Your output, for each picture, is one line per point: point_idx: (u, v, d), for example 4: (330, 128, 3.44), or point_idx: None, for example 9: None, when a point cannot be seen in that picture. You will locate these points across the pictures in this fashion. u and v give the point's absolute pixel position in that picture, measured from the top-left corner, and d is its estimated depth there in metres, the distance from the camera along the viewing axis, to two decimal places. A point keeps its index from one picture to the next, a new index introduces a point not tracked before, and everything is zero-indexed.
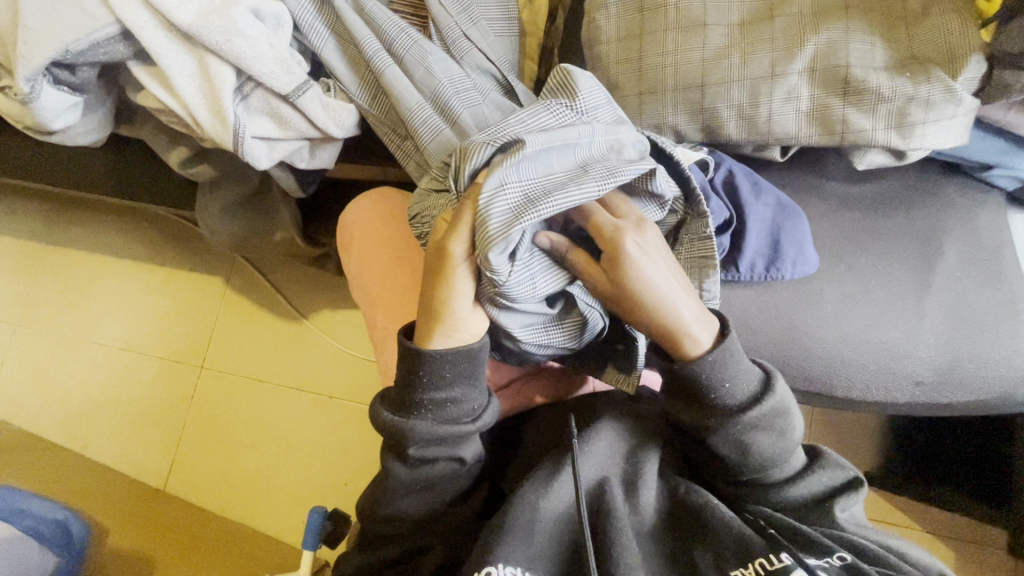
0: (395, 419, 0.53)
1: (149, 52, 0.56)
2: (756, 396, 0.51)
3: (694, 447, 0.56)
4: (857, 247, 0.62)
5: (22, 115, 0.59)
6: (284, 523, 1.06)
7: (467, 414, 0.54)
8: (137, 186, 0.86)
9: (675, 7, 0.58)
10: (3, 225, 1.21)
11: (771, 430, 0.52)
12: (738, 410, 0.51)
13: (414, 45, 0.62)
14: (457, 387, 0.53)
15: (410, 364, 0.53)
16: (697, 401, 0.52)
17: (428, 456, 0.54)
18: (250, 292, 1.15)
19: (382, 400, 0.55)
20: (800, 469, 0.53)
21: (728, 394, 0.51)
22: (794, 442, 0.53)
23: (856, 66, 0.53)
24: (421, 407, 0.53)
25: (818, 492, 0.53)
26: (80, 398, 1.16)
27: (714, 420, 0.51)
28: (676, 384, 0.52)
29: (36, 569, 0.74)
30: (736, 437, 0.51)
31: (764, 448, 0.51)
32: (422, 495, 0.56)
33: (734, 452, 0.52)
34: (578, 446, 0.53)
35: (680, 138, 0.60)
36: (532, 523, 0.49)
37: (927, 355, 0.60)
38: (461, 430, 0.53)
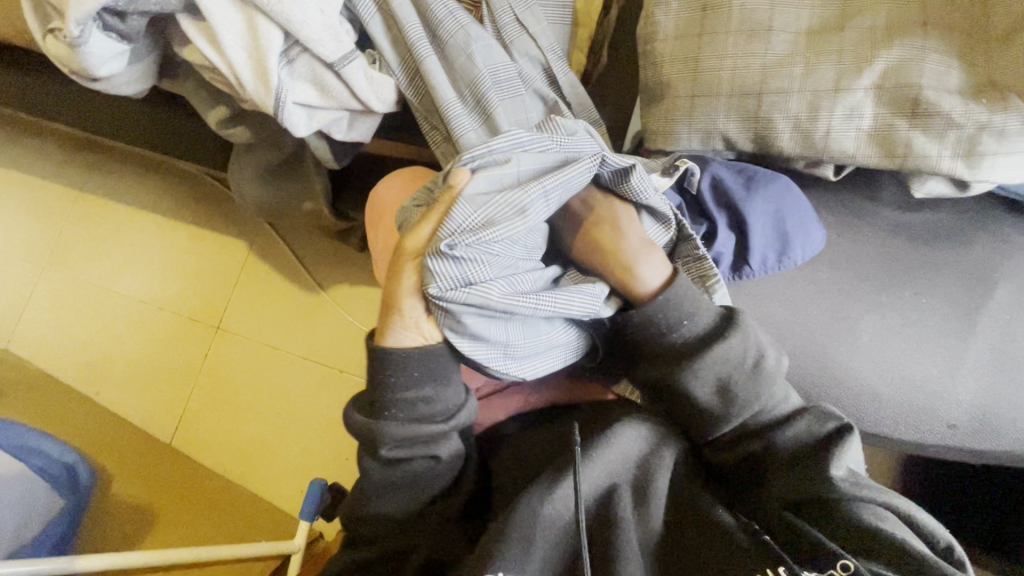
0: (369, 422, 0.54)
1: (200, 7, 0.56)
2: (718, 329, 0.51)
3: (677, 415, 0.55)
4: (903, 278, 0.59)
5: (69, 59, 0.59)
6: (284, 491, 1.07)
7: (441, 413, 0.54)
8: (174, 141, 0.86)
9: (739, 9, 0.56)
10: (38, 167, 1.23)
11: (742, 363, 0.51)
12: (699, 349, 0.51)
13: (461, 29, 0.61)
14: (428, 387, 0.53)
15: (377, 367, 0.53)
16: (651, 351, 0.53)
17: (404, 454, 0.54)
18: (271, 259, 1.15)
19: (355, 403, 0.55)
20: (784, 416, 0.52)
21: (689, 332, 0.51)
22: (770, 376, 0.51)
23: (929, 87, 0.50)
24: (391, 408, 0.53)
25: (804, 441, 0.51)
26: (97, 344, 1.18)
27: (681, 366, 0.51)
28: (631, 338, 0.53)
29: (43, 508, 0.75)
30: (710, 380, 0.51)
31: (743, 386, 0.51)
32: (403, 492, 0.55)
33: (712, 396, 0.52)
34: (585, 452, 0.51)
35: (729, 145, 0.57)
36: (532, 527, 0.47)
37: (964, 397, 0.57)
38: (433, 426, 0.53)
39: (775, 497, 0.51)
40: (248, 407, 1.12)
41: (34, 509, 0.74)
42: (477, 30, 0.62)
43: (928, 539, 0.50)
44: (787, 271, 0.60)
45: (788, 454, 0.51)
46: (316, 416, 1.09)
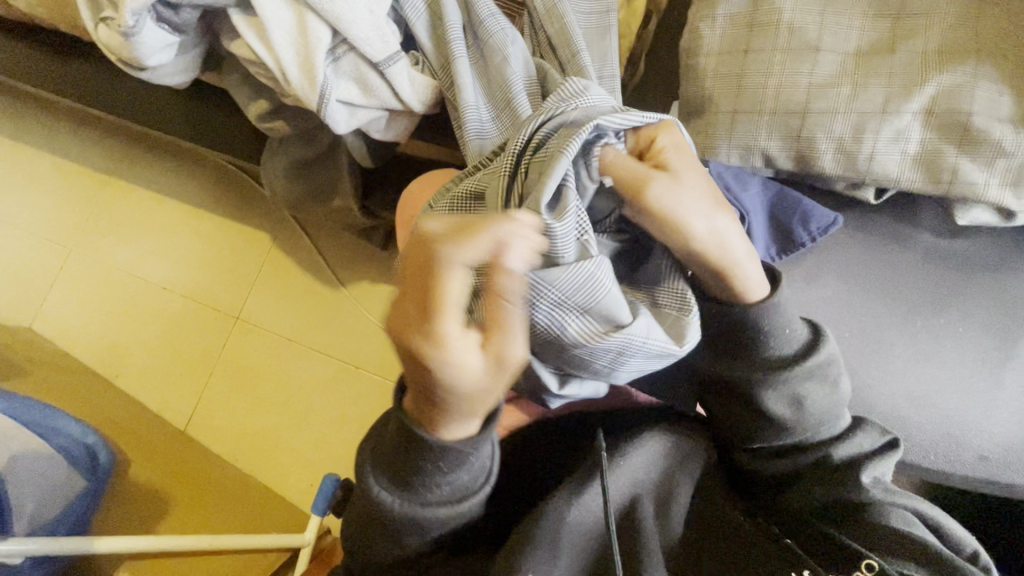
0: (402, 501, 0.45)
1: (253, 2, 0.57)
2: (811, 345, 0.50)
3: (727, 417, 0.53)
4: (939, 305, 0.58)
5: (120, 47, 0.60)
6: (296, 483, 1.08)
7: (478, 483, 0.46)
8: (209, 132, 0.87)
9: (787, 26, 0.55)
10: (69, 149, 1.25)
11: (824, 381, 0.50)
12: (793, 360, 0.49)
13: (500, 32, 0.61)
14: (466, 462, 0.44)
15: (420, 451, 0.43)
16: (739, 349, 0.50)
17: (443, 531, 0.47)
18: (293, 252, 1.16)
19: (377, 479, 0.45)
20: (842, 430, 0.52)
21: (786, 343, 0.49)
22: (842, 398, 0.51)
23: (979, 115, 0.50)
24: (423, 484, 0.44)
25: (856, 455, 0.51)
26: (117, 328, 1.19)
27: (762, 372, 0.49)
28: (720, 327, 0.50)
29: (65, 486, 0.76)
30: (791, 391, 0.49)
31: (819, 400, 0.50)
32: (435, 558, 0.49)
33: (789, 407, 0.50)
34: (612, 460, 0.50)
35: (769, 163, 0.57)
36: (559, 532, 0.47)
37: (998, 430, 0.56)
38: (478, 500, 0.46)
39: (803, 501, 0.51)
40: (263, 400, 1.13)
41: (57, 487, 0.75)
42: (514, 33, 0.62)
43: (953, 543, 0.50)
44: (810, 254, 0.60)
45: (835, 464, 0.51)
46: (330, 411, 1.10)
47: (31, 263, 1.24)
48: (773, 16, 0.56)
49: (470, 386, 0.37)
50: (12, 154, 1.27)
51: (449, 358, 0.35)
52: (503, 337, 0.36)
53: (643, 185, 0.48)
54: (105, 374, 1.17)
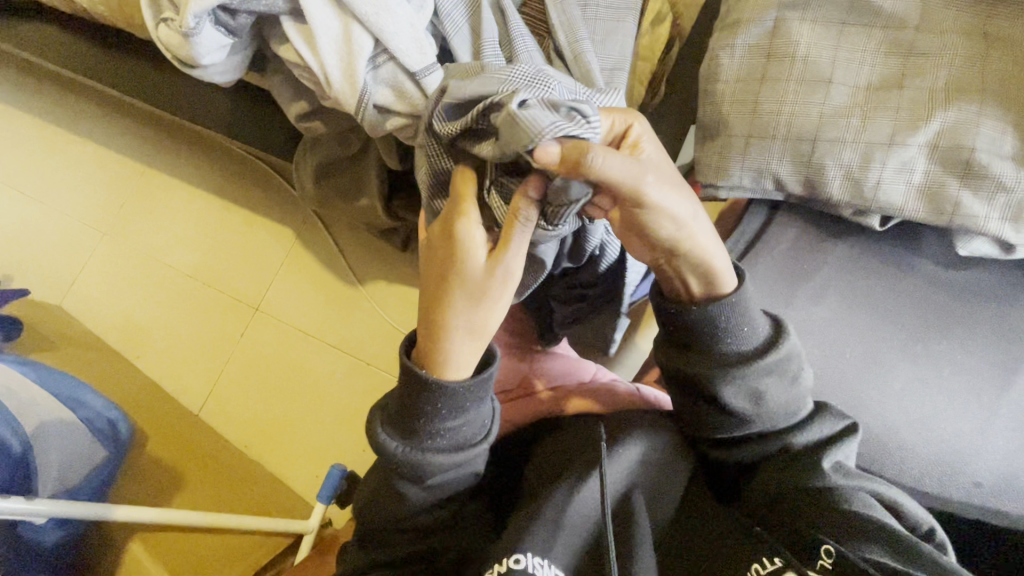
0: (405, 448, 0.50)
1: (304, 11, 0.61)
2: (772, 342, 0.51)
3: (695, 409, 0.54)
4: (939, 332, 0.60)
5: (179, 47, 0.65)
6: (301, 472, 1.11)
7: (478, 433, 0.52)
8: (247, 129, 0.92)
9: (802, 59, 0.58)
10: (110, 138, 1.31)
11: (784, 376, 0.51)
12: (752, 358, 0.50)
13: (529, 52, 0.65)
14: (470, 411, 0.50)
15: (426, 397, 0.48)
16: (702, 346, 0.51)
17: (443, 478, 0.52)
18: (314, 248, 1.20)
19: (385, 427, 0.50)
20: (801, 420, 0.53)
21: (745, 339, 0.50)
22: (803, 392, 0.52)
23: (981, 151, 0.53)
24: (433, 435, 0.50)
25: (817, 440, 0.53)
26: (141, 310, 1.24)
27: (721, 368, 0.51)
28: (684, 327, 0.52)
29: (87, 456, 0.80)
30: (750, 385, 0.51)
31: (777, 395, 0.51)
32: (434, 512, 0.53)
33: (751, 401, 0.51)
34: (609, 454, 0.52)
35: (780, 186, 0.60)
36: (559, 516, 0.49)
37: (992, 457, 0.58)
38: (476, 452, 0.51)
39: (766, 489, 0.52)
40: (276, 388, 1.16)
41: (79, 456, 0.79)
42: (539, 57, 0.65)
43: (907, 522, 0.51)
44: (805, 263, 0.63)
45: (797, 450, 0.52)
46: (341, 402, 1.13)
47: (66, 245, 1.30)
48: (789, 47, 0.59)
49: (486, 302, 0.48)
50: (56, 140, 1.34)
51: (478, 269, 0.47)
52: (511, 258, 0.47)
53: (640, 187, 0.43)
54: (127, 355, 1.21)
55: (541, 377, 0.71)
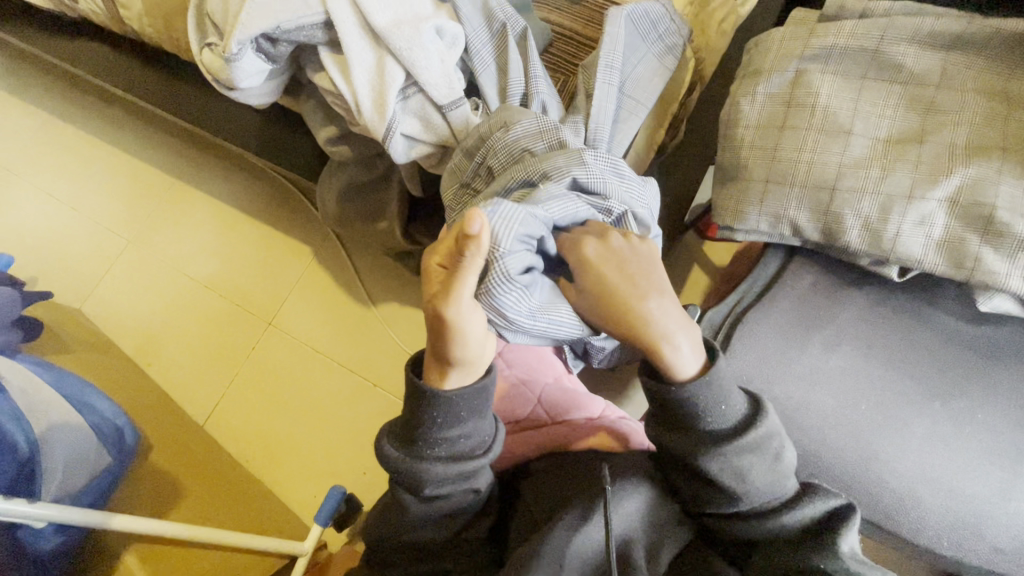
0: (405, 458, 0.51)
1: (340, 42, 0.64)
2: (748, 420, 0.49)
3: (682, 478, 0.53)
4: (958, 389, 0.59)
5: (220, 70, 0.68)
6: (300, 492, 1.10)
7: (478, 446, 0.52)
8: (276, 149, 0.95)
9: (823, 110, 0.59)
10: (145, 151, 1.36)
11: (765, 454, 0.49)
12: (726, 438, 0.49)
13: (544, 94, 0.67)
14: (470, 421, 0.51)
15: (423, 407, 0.50)
16: (683, 422, 0.50)
17: (442, 491, 0.52)
18: (330, 268, 1.22)
19: (388, 437, 0.53)
20: (789, 500, 0.50)
21: (722, 417, 0.49)
22: (786, 470, 0.50)
23: (1003, 208, 0.52)
24: (431, 445, 0.51)
25: (812, 519, 0.49)
26: (157, 319, 1.26)
27: (701, 445, 0.49)
28: (667, 405, 0.50)
29: (92, 460, 0.81)
30: (733, 463, 0.49)
31: (759, 473, 0.49)
32: (437, 527, 0.53)
33: (732, 481, 0.49)
34: (614, 494, 0.51)
35: (798, 232, 0.60)
36: (562, 553, 0.48)
37: (1014, 523, 0.55)
38: (475, 464, 0.52)
39: (770, 566, 0.49)
40: (283, 403, 1.16)
41: (85, 460, 0.80)
42: (552, 101, 0.68)
43: None
44: (820, 311, 0.63)
45: (791, 533, 0.49)
46: (345, 422, 1.13)
47: (91, 250, 1.33)
48: (810, 98, 0.60)
49: (462, 342, 0.47)
50: (93, 150, 1.39)
51: (448, 311, 0.45)
52: (470, 276, 0.44)
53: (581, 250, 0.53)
54: (139, 362, 1.23)
55: (551, 411, 0.68)
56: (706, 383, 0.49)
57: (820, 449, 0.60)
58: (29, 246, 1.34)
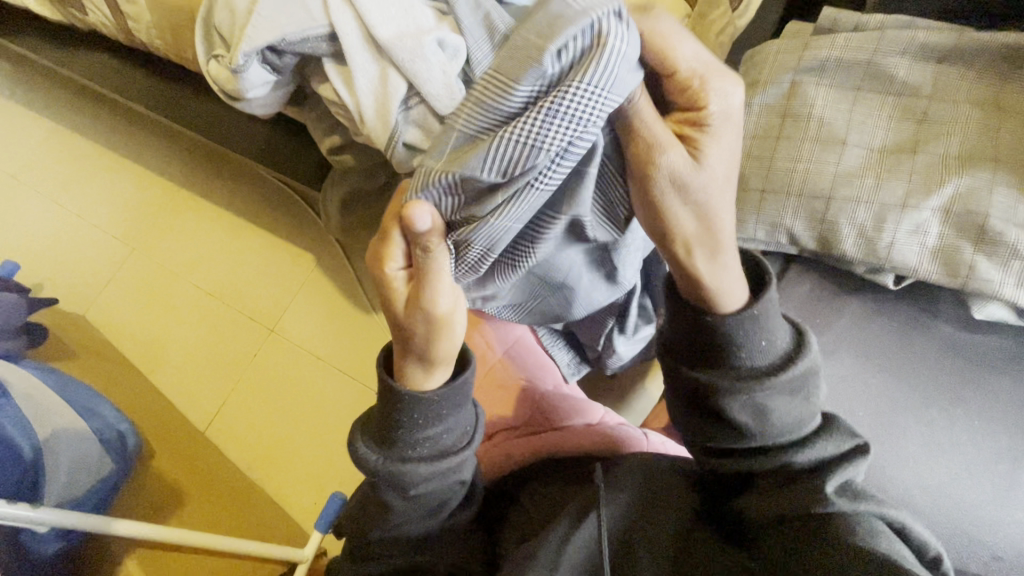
0: (386, 461, 0.50)
1: (344, 54, 0.65)
2: (788, 357, 0.46)
3: (701, 416, 0.49)
4: (955, 397, 0.60)
5: (227, 82, 0.70)
6: (299, 498, 1.10)
7: (460, 439, 0.52)
8: (280, 158, 0.97)
9: (817, 120, 0.60)
10: (151, 160, 1.38)
11: (796, 394, 0.46)
12: (762, 373, 0.46)
13: None
14: (450, 416, 0.51)
15: (402, 406, 0.49)
16: (715, 357, 0.47)
17: (427, 489, 0.51)
18: (332, 275, 1.23)
19: (365, 440, 0.51)
20: (806, 438, 0.47)
21: (759, 353, 0.46)
22: (810, 410, 0.47)
23: (996, 218, 0.53)
24: (413, 444, 0.50)
25: (824, 459, 0.46)
26: (160, 325, 1.27)
27: (734, 380, 0.46)
28: (700, 335, 0.47)
29: (95, 465, 0.81)
30: (758, 402, 0.45)
31: (784, 414, 0.46)
32: (422, 520, 0.53)
33: (749, 419, 0.46)
34: (607, 495, 0.51)
35: (794, 240, 0.61)
36: (557, 555, 0.48)
37: (1013, 531, 0.55)
38: (459, 459, 0.51)
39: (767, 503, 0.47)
40: (283, 410, 1.17)
41: (88, 465, 0.80)
42: None
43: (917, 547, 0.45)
44: (818, 318, 0.64)
45: (797, 472, 0.46)
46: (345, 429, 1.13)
47: (96, 257, 1.34)
48: (805, 109, 0.61)
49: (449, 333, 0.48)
50: (100, 159, 1.41)
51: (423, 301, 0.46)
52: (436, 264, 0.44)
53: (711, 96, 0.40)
54: (141, 368, 1.23)
55: (549, 417, 0.68)
56: (747, 315, 0.46)
57: None
58: (36, 253, 1.36)
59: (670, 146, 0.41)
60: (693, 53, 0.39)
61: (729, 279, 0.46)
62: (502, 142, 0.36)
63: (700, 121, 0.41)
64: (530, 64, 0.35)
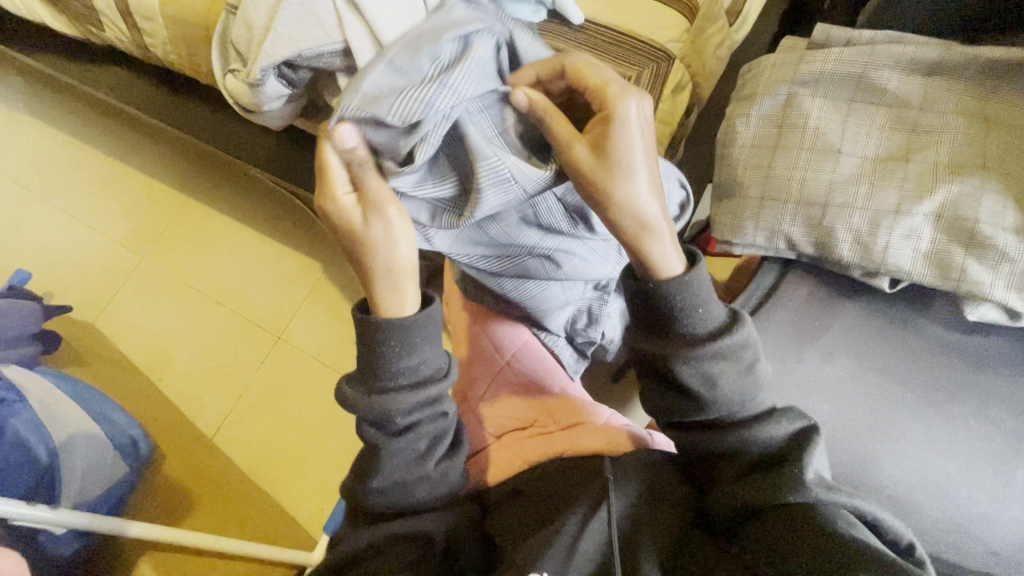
0: (369, 397, 0.53)
1: (358, 68, 0.68)
2: (727, 326, 0.51)
3: (658, 387, 0.53)
4: (950, 397, 0.61)
5: (244, 95, 0.73)
6: (305, 505, 1.11)
7: (436, 374, 0.55)
8: (291, 170, 1.00)
9: (813, 130, 0.63)
10: (162, 171, 1.41)
11: (739, 362, 0.50)
12: (704, 339, 0.50)
13: None
14: (424, 349, 0.54)
15: (380, 343, 0.53)
16: (660, 326, 0.51)
17: (410, 422, 0.55)
18: (339, 282, 1.25)
19: (350, 385, 0.55)
20: (759, 414, 0.52)
21: (700, 322, 0.50)
22: (758, 382, 0.51)
23: (985, 223, 0.56)
24: (393, 379, 0.53)
25: (781, 439, 0.51)
26: (169, 333, 1.28)
27: (678, 347, 0.50)
28: (646, 305, 0.51)
29: (109, 469, 0.83)
30: (704, 367, 0.49)
31: (731, 379, 0.50)
32: (411, 464, 0.55)
33: (702, 386, 0.50)
34: (615, 485, 0.51)
35: (793, 246, 0.63)
36: (569, 549, 0.47)
37: (1010, 526, 0.57)
38: (436, 390, 0.55)
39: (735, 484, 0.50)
40: (290, 416, 1.18)
41: (102, 469, 0.82)
42: None
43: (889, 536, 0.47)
44: (817, 322, 0.66)
45: (756, 453, 0.51)
46: (351, 434, 1.15)
47: (107, 267, 1.36)
48: (801, 120, 0.64)
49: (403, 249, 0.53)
50: (111, 170, 1.43)
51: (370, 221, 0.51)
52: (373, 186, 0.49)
53: (606, 91, 0.46)
54: (149, 375, 1.24)
55: (552, 415, 0.69)
56: (682, 282, 0.49)
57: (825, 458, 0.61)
58: (47, 263, 1.37)
59: (574, 141, 0.47)
60: (609, 73, 0.47)
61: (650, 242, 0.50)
62: (399, 106, 0.43)
63: (606, 118, 0.46)
64: (424, 66, 0.44)
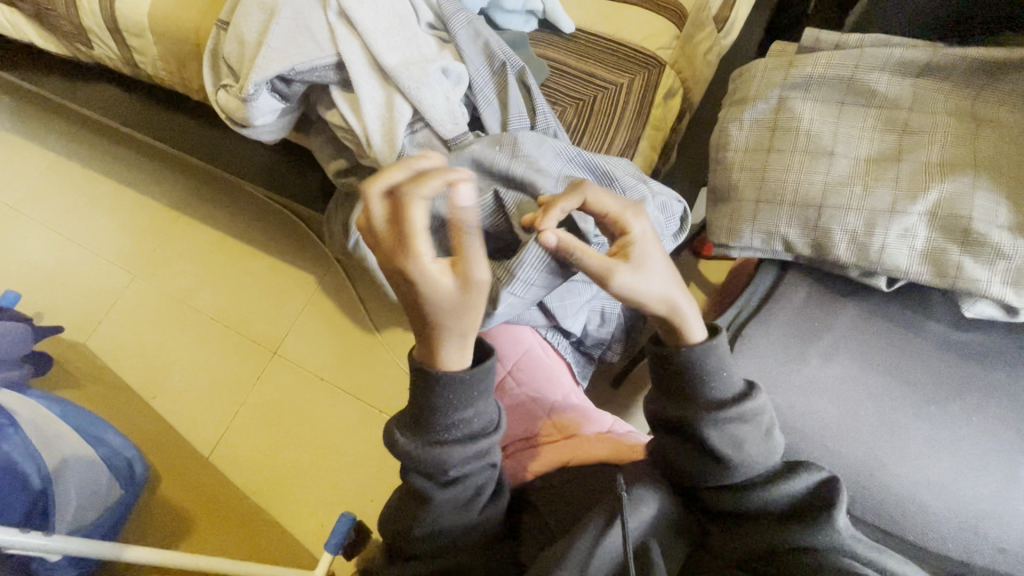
0: (419, 445, 0.51)
1: (352, 81, 0.68)
2: (745, 394, 0.51)
3: (680, 449, 0.53)
4: (950, 394, 0.62)
5: (237, 109, 0.72)
6: (303, 524, 1.08)
7: (487, 427, 0.52)
8: (285, 183, 0.99)
9: (805, 132, 0.64)
10: (153, 187, 1.40)
11: (757, 427, 0.51)
12: (725, 405, 0.50)
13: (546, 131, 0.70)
14: (479, 403, 0.51)
15: (433, 390, 0.50)
16: (682, 392, 0.52)
17: (460, 472, 0.52)
18: (335, 296, 1.25)
19: (399, 427, 0.52)
20: (786, 473, 0.51)
21: (723, 389, 0.51)
22: (775, 448, 0.52)
23: (979, 220, 0.56)
24: (446, 430, 0.51)
25: (802, 498, 0.49)
26: (163, 352, 1.27)
27: (703, 412, 0.50)
28: (669, 373, 0.52)
29: (102, 492, 0.81)
30: (727, 430, 0.50)
31: (752, 444, 0.50)
32: (457, 514, 0.52)
33: (729, 451, 0.50)
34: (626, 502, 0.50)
35: (790, 247, 0.64)
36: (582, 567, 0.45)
37: (1016, 522, 0.57)
38: (489, 443, 0.52)
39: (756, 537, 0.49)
40: (288, 433, 1.16)
41: (95, 492, 0.80)
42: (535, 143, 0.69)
43: None
44: (816, 323, 0.66)
45: (778, 508, 0.50)
46: (351, 449, 1.13)
47: (98, 285, 1.34)
48: (793, 122, 0.64)
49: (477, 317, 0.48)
50: (101, 188, 1.42)
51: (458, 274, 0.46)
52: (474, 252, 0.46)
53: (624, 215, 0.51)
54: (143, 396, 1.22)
55: (560, 426, 0.69)
56: (705, 358, 0.51)
57: (831, 461, 0.61)
58: (36, 283, 1.35)
59: (615, 268, 0.48)
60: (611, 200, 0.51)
61: (692, 318, 0.51)
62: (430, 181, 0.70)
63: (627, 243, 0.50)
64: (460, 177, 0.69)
